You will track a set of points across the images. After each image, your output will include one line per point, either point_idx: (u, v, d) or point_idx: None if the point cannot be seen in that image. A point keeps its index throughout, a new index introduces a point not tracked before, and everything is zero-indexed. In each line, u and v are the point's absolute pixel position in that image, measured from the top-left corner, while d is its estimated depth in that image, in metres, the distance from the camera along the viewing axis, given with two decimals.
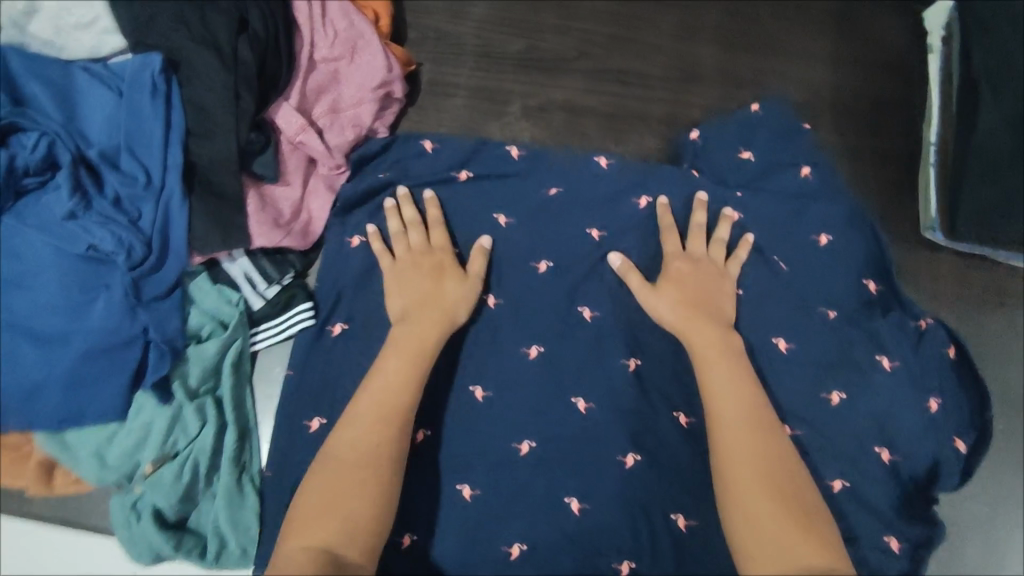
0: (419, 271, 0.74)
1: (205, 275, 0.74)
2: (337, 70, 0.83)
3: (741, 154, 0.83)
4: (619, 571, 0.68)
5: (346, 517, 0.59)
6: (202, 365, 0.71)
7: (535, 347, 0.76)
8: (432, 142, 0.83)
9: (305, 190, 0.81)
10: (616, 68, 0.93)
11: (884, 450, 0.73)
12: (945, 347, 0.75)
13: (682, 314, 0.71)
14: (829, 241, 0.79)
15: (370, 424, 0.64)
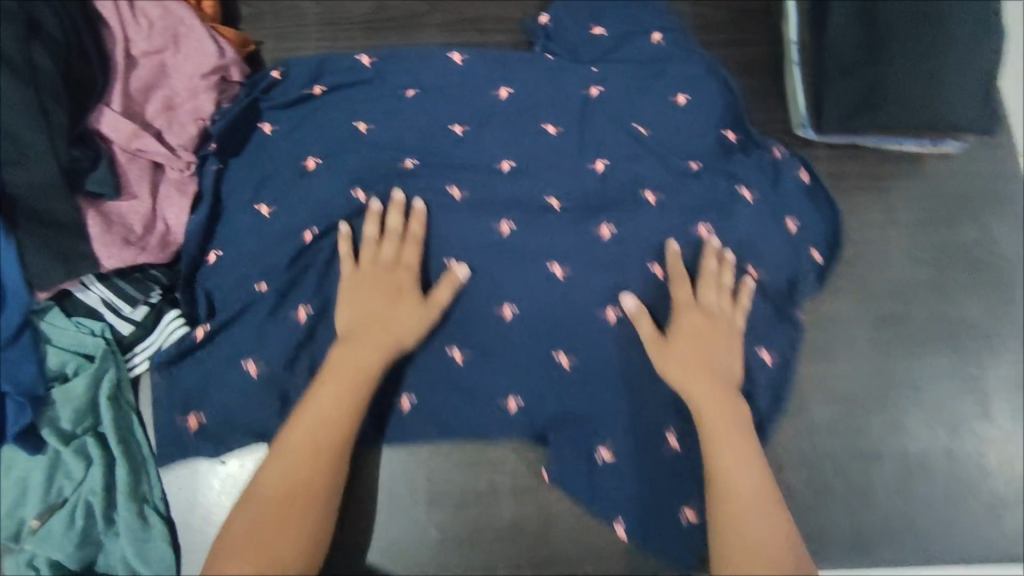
0: (383, 288, 0.68)
1: (58, 310, 0.69)
2: (163, 63, 0.76)
3: (591, 29, 0.82)
4: (508, 409, 0.71)
5: (297, 531, 0.59)
6: (73, 406, 0.66)
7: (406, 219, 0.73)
8: (278, 70, 0.80)
9: (155, 200, 0.75)
10: (471, 16, 0.88)
11: (751, 268, 0.75)
12: (798, 172, 0.78)
13: (693, 361, 0.66)
14: (685, 100, 0.79)
15: (308, 451, 0.62)
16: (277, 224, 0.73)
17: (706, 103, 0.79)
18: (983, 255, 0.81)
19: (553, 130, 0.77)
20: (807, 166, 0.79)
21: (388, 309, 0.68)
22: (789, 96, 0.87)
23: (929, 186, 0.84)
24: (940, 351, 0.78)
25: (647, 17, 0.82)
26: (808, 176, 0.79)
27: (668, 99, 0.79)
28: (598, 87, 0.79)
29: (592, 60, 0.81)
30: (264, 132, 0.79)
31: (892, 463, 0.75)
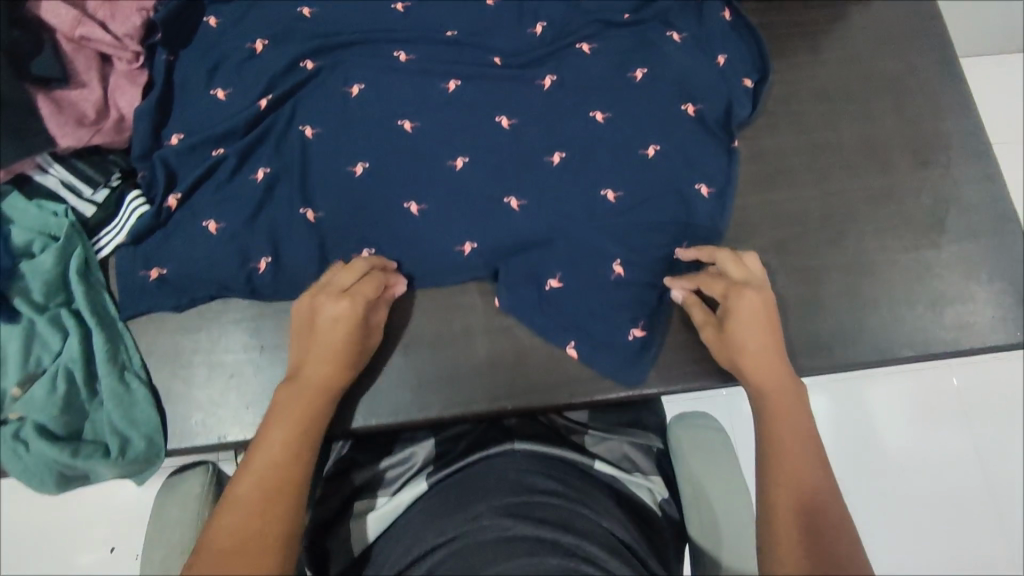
0: (327, 319, 0.65)
1: (17, 193, 0.70)
2: None
3: None
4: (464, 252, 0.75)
5: (259, 562, 0.52)
6: (41, 279, 0.67)
7: (357, 85, 0.77)
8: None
9: (106, 89, 0.76)
10: None
11: (688, 105, 0.80)
12: (720, 13, 0.85)
13: (752, 340, 0.68)
14: None
15: (262, 498, 0.55)
16: (236, 103, 0.76)
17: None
18: (905, 85, 0.87)
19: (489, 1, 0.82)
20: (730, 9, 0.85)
21: (324, 309, 0.65)
22: None
23: (848, 28, 0.89)
24: (874, 170, 0.83)
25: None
26: (730, 14, 0.85)
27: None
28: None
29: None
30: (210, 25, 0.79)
31: (840, 270, 0.79)
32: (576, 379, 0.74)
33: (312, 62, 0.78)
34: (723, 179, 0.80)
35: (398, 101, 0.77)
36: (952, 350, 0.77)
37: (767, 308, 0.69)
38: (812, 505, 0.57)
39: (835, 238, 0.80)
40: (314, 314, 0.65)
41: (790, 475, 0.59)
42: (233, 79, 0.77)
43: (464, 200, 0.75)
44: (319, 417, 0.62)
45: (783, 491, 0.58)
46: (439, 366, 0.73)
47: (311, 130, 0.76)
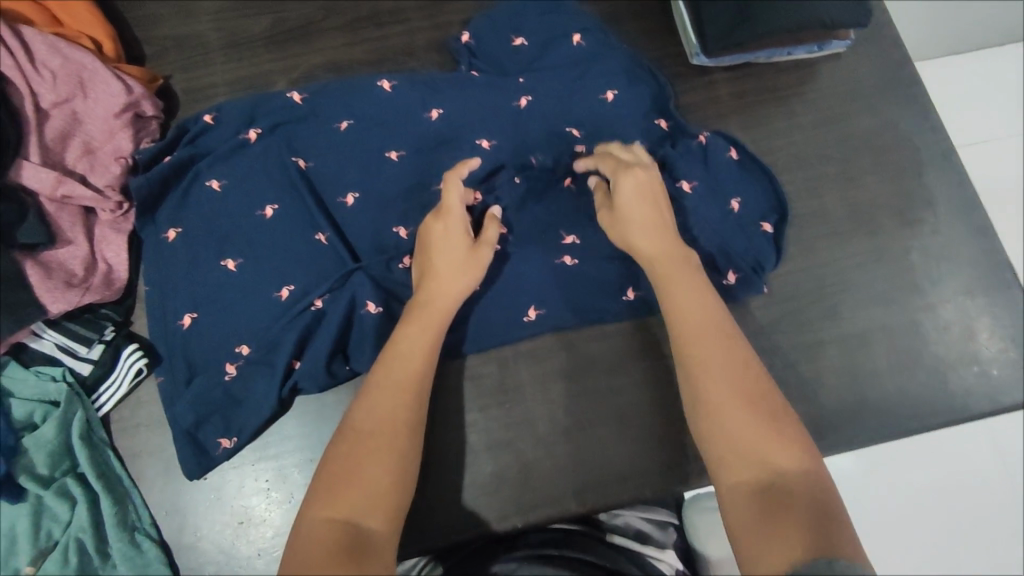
0: (449, 242, 0.69)
1: (14, 363, 0.71)
2: (74, 110, 0.78)
3: (513, 41, 0.83)
4: (472, 374, 0.76)
5: (377, 464, 0.58)
6: (46, 451, 0.68)
7: (352, 193, 0.77)
8: (211, 113, 0.80)
9: (92, 242, 0.77)
10: (368, 11, 0.90)
11: (683, 182, 0.78)
12: (727, 153, 0.80)
13: (685, 322, 0.64)
14: (582, 39, 0.82)
15: (381, 411, 0.61)
16: (215, 252, 0.75)
17: (638, 88, 0.81)
18: (885, 140, 0.86)
19: (487, 145, 0.78)
20: (736, 147, 0.81)
21: (445, 220, 0.70)
22: (680, 30, 0.90)
23: (823, 86, 0.88)
24: (864, 235, 0.82)
25: (563, 20, 0.83)
26: (736, 152, 0.81)
27: (596, 95, 0.81)
28: (527, 96, 0.80)
29: (517, 72, 0.83)
30: (212, 189, 0.77)
31: (840, 346, 0.78)
32: (597, 486, 0.73)
33: (276, 206, 0.76)
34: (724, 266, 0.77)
35: (388, 241, 0.75)
36: (960, 416, 0.77)
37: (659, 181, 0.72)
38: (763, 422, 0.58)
39: (830, 311, 0.79)
40: (445, 242, 0.69)
41: (712, 401, 0.60)
42: (211, 222, 0.76)
43: (466, 326, 0.75)
44: (425, 362, 0.65)
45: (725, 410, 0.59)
46: (454, 495, 0.72)
47: (285, 284, 0.73)
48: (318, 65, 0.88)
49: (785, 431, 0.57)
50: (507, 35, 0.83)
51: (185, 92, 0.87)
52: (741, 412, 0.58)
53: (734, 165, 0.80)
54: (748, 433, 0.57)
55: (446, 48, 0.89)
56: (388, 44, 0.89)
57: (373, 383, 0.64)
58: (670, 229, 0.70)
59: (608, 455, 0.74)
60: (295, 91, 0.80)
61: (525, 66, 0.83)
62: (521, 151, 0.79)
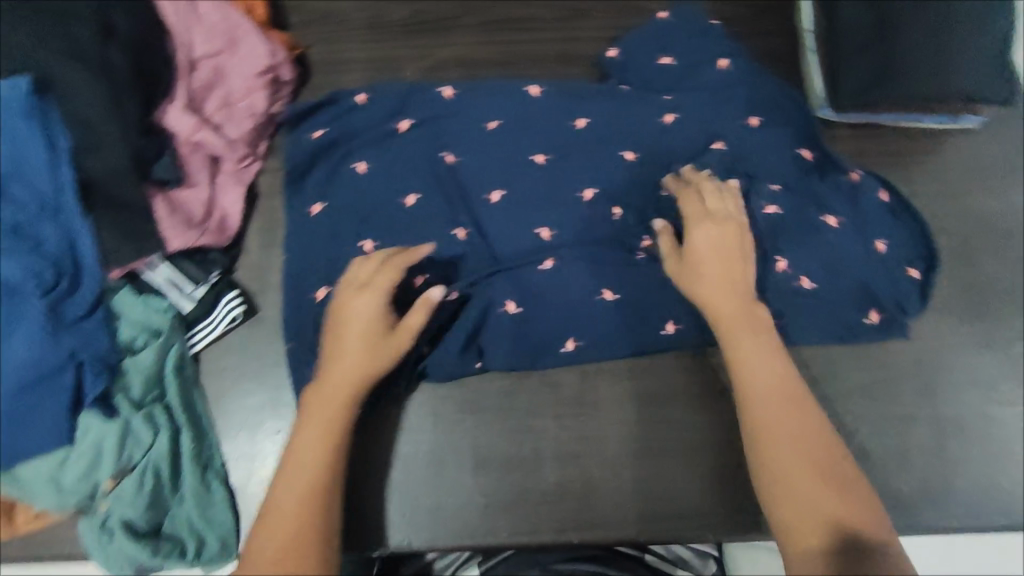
0: (362, 323, 0.67)
1: (128, 288, 0.73)
2: (220, 63, 0.82)
3: (659, 60, 0.85)
4: (552, 381, 0.76)
5: (291, 531, 0.60)
6: (143, 376, 0.71)
7: (497, 191, 0.79)
8: (364, 93, 0.82)
9: (214, 188, 0.80)
10: (505, 15, 0.93)
11: (829, 217, 0.79)
12: (878, 194, 0.80)
13: (766, 370, 0.66)
14: (728, 64, 0.83)
15: (285, 480, 0.63)
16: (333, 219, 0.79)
17: (778, 128, 0.82)
18: (1007, 225, 0.83)
19: (630, 157, 0.81)
20: (888, 190, 0.81)
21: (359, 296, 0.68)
22: (807, 81, 0.89)
23: (951, 160, 0.86)
24: (973, 319, 0.79)
25: (697, 54, 0.84)
26: (888, 195, 0.81)
27: (740, 120, 0.82)
28: (673, 113, 0.82)
29: (665, 89, 0.84)
30: (358, 171, 0.80)
31: (930, 426, 0.76)
32: (657, 517, 0.72)
33: (419, 195, 0.79)
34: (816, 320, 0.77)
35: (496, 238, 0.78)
36: None
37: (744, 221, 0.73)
38: (827, 478, 0.60)
39: (924, 389, 0.77)
40: (352, 316, 0.67)
41: (778, 462, 0.61)
42: (340, 194, 0.80)
43: (556, 335, 0.76)
44: (335, 440, 0.65)
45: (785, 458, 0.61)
46: (515, 497, 0.73)
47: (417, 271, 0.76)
48: (449, 58, 0.91)
49: (850, 487, 0.60)
50: (655, 54, 0.85)
51: (321, 63, 0.91)
52: (807, 466, 0.61)
53: (846, 226, 0.79)
54: (805, 485, 0.60)
55: (574, 62, 0.92)
56: (520, 49, 0.92)
57: (290, 450, 0.65)
58: (750, 281, 0.71)
59: (675, 489, 0.73)
60: (446, 87, 0.83)
61: (674, 85, 0.84)
62: (637, 172, 0.80)
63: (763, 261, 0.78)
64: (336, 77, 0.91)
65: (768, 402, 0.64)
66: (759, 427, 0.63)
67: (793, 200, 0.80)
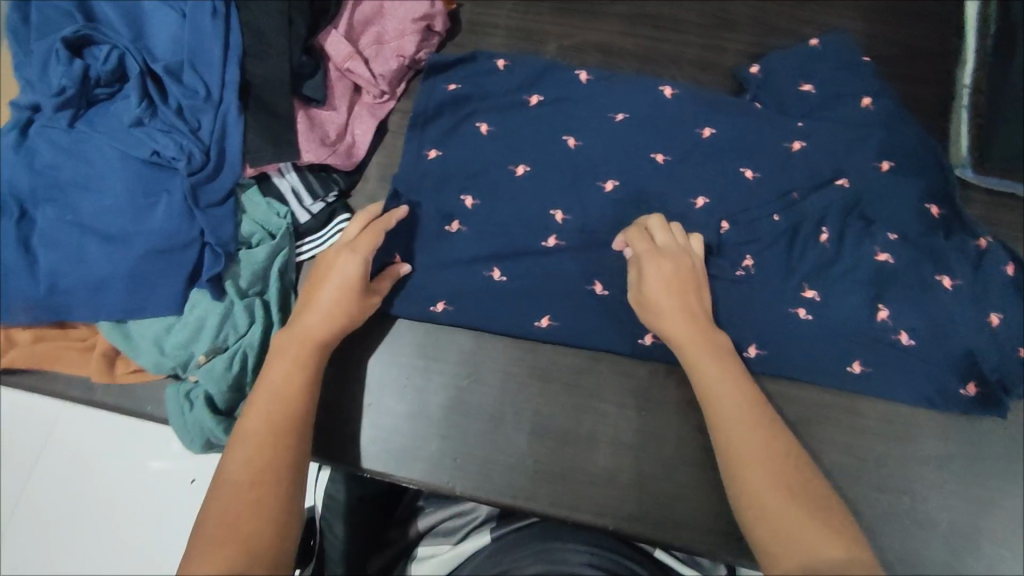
0: (336, 278, 0.71)
1: (256, 188, 0.79)
2: (382, 4, 0.87)
3: (801, 86, 0.83)
4: (624, 369, 0.76)
5: (249, 505, 0.55)
6: (253, 269, 0.75)
7: (612, 180, 0.80)
8: (505, 60, 0.85)
9: (349, 116, 0.85)
10: (652, 12, 0.94)
11: (944, 276, 0.75)
12: (1005, 266, 0.74)
13: (721, 391, 0.64)
14: (871, 103, 0.81)
15: (251, 456, 0.59)
16: (451, 171, 0.82)
17: (911, 177, 0.78)
18: None
19: (749, 175, 0.80)
20: (1016, 264, 0.74)
21: (650, 271, 0.70)
22: (952, 139, 0.86)
23: None
24: None
25: (844, 88, 0.82)
26: (1013, 270, 0.74)
27: (870, 162, 0.79)
28: (801, 140, 0.80)
29: (798, 115, 0.82)
30: (479, 131, 0.83)
31: (1008, 516, 0.71)
32: (702, 529, 0.71)
33: (528, 167, 0.81)
34: (912, 381, 0.73)
35: (602, 221, 0.79)
36: None
37: (697, 262, 0.72)
38: (803, 501, 0.56)
39: (1009, 475, 0.73)
40: (647, 282, 0.70)
41: (748, 475, 0.59)
42: (455, 146, 0.83)
43: (636, 327, 0.76)
44: (296, 401, 0.64)
45: (753, 480, 0.58)
46: (563, 472, 0.73)
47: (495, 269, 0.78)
48: (589, 42, 0.93)
49: (835, 519, 0.56)
50: (795, 79, 0.83)
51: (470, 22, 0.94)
52: (787, 498, 0.57)
53: (962, 290, 0.74)
54: (785, 514, 0.56)
55: (710, 70, 0.91)
56: (659, 48, 0.93)
57: (242, 432, 0.61)
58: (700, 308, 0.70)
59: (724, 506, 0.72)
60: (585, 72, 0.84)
61: (809, 112, 0.82)
62: (752, 190, 0.79)
63: (867, 304, 0.74)
64: (481, 37, 0.94)
65: (716, 406, 0.64)
66: (730, 445, 0.61)
67: (917, 252, 0.76)
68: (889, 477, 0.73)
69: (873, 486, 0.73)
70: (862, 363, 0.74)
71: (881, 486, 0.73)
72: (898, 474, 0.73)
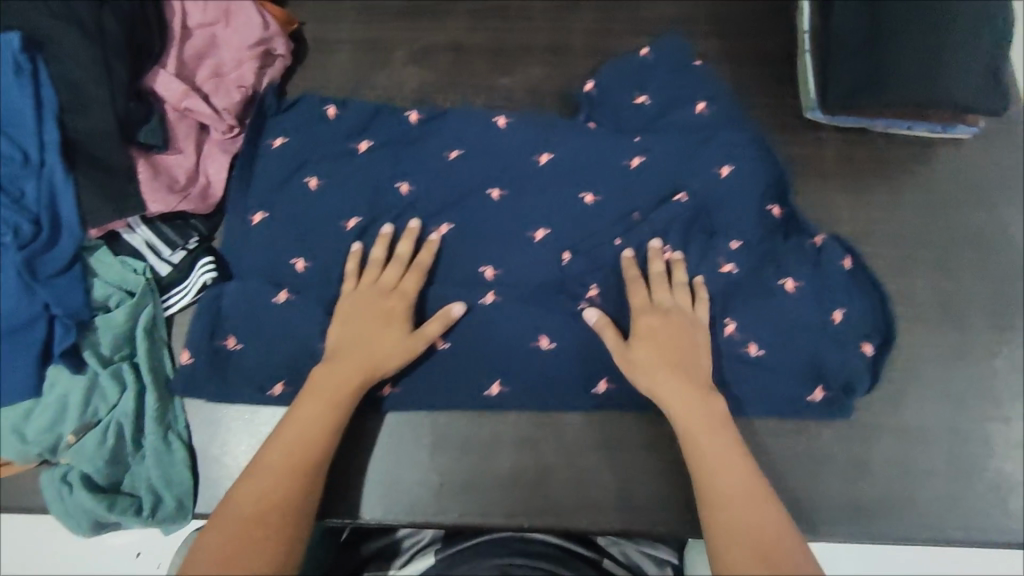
0: (375, 320, 0.71)
1: (105, 248, 0.75)
2: (214, 35, 0.84)
3: (636, 98, 0.84)
4: (516, 363, 0.75)
5: (244, 563, 0.56)
6: (113, 334, 0.72)
7: (445, 227, 0.79)
8: (335, 108, 0.84)
9: (199, 157, 0.82)
10: (497, 4, 0.95)
11: (787, 281, 0.77)
12: (841, 262, 0.78)
13: (708, 447, 0.64)
14: (705, 109, 0.83)
15: (252, 516, 0.59)
16: (322, 196, 0.80)
17: (752, 134, 0.83)
18: (989, 239, 0.83)
19: (590, 200, 0.80)
20: (852, 257, 0.79)
21: (645, 318, 0.72)
22: (801, 83, 0.90)
23: (935, 171, 0.86)
24: (944, 329, 0.79)
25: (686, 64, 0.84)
26: (851, 262, 0.79)
27: (723, 126, 0.82)
28: (641, 156, 0.81)
29: (632, 130, 0.84)
30: (308, 186, 0.81)
31: (892, 437, 0.75)
32: (613, 507, 0.72)
33: (411, 184, 0.81)
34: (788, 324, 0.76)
35: (479, 228, 0.79)
36: (1004, 541, 0.72)
37: (699, 316, 0.73)
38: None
39: (892, 397, 0.76)
40: (639, 320, 0.72)
41: (730, 544, 0.58)
42: (326, 168, 0.81)
43: (523, 316, 0.76)
44: (305, 480, 0.63)
45: (731, 546, 0.57)
46: (463, 480, 0.74)
47: None
48: (437, 43, 0.93)
49: None
50: (631, 91, 0.85)
51: (317, 39, 0.92)
52: (756, 560, 0.56)
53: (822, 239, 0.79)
54: None
55: (561, 54, 0.93)
56: (509, 39, 0.93)
57: (236, 492, 0.61)
58: (693, 361, 0.70)
59: (628, 479, 0.73)
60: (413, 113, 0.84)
61: (658, 82, 0.84)
62: (626, 177, 0.81)
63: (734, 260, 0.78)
64: (330, 52, 0.92)
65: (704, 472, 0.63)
66: (710, 516, 0.60)
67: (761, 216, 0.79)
68: (785, 421, 0.75)
69: (769, 431, 0.75)
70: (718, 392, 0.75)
71: (780, 431, 0.75)
72: (797, 416, 0.75)
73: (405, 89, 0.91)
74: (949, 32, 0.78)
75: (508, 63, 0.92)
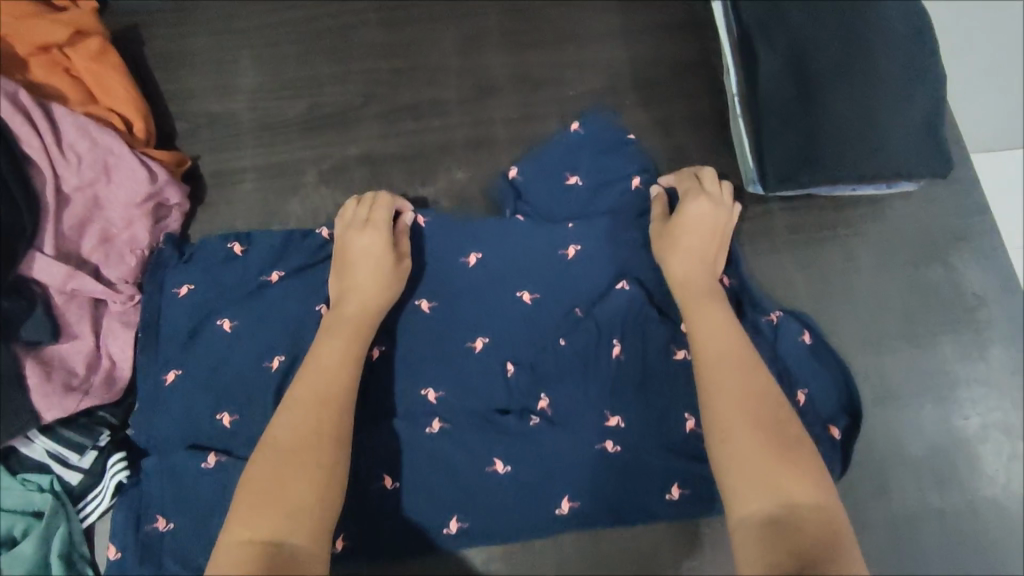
0: (367, 257, 0.72)
1: (1, 468, 0.67)
2: (96, 195, 0.75)
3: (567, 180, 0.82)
4: (481, 514, 0.71)
5: (284, 483, 0.57)
6: (20, 571, 0.64)
7: (379, 347, 0.74)
8: (240, 242, 0.78)
9: (98, 337, 0.73)
10: (406, 102, 0.88)
11: None
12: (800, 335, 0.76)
13: (719, 337, 0.65)
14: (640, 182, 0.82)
15: (284, 447, 0.59)
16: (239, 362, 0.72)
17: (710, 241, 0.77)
18: (955, 295, 0.80)
19: (528, 298, 0.77)
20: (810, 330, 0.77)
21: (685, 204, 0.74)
22: (739, 152, 0.84)
23: (886, 228, 0.83)
24: (919, 403, 0.77)
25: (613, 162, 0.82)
26: (809, 334, 0.76)
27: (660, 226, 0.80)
28: (575, 246, 0.79)
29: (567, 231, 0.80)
30: (222, 330, 0.73)
31: (884, 530, 0.73)
32: None
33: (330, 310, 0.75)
34: None
35: (422, 364, 0.74)
36: None
37: (730, 214, 0.75)
38: (784, 457, 0.57)
39: (877, 488, 0.74)
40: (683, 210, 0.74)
41: (742, 452, 0.58)
42: (244, 330, 0.74)
43: (481, 461, 0.71)
44: (335, 414, 0.62)
45: (738, 421, 0.59)
46: None
47: None
48: (349, 155, 0.86)
49: (805, 468, 0.57)
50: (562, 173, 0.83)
51: (215, 172, 0.84)
52: (765, 438, 0.58)
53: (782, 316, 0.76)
54: (753, 449, 0.57)
55: (484, 149, 0.86)
56: (427, 140, 0.87)
57: (272, 424, 0.61)
58: (711, 244, 0.73)
59: None
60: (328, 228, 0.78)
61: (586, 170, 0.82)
62: (568, 292, 0.77)
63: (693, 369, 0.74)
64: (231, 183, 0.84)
65: (711, 372, 0.63)
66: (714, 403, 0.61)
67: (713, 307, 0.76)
68: None
69: None
70: (681, 485, 0.71)
71: None
72: None
73: (321, 214, 0.83)
74: (881, 101, 0.79)
75: (428, 166, 0.86)
